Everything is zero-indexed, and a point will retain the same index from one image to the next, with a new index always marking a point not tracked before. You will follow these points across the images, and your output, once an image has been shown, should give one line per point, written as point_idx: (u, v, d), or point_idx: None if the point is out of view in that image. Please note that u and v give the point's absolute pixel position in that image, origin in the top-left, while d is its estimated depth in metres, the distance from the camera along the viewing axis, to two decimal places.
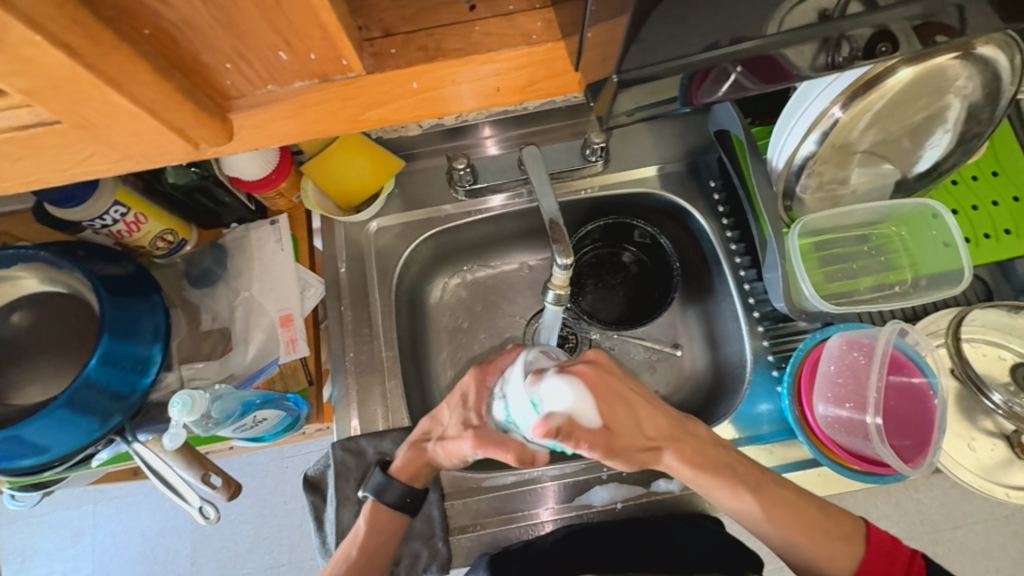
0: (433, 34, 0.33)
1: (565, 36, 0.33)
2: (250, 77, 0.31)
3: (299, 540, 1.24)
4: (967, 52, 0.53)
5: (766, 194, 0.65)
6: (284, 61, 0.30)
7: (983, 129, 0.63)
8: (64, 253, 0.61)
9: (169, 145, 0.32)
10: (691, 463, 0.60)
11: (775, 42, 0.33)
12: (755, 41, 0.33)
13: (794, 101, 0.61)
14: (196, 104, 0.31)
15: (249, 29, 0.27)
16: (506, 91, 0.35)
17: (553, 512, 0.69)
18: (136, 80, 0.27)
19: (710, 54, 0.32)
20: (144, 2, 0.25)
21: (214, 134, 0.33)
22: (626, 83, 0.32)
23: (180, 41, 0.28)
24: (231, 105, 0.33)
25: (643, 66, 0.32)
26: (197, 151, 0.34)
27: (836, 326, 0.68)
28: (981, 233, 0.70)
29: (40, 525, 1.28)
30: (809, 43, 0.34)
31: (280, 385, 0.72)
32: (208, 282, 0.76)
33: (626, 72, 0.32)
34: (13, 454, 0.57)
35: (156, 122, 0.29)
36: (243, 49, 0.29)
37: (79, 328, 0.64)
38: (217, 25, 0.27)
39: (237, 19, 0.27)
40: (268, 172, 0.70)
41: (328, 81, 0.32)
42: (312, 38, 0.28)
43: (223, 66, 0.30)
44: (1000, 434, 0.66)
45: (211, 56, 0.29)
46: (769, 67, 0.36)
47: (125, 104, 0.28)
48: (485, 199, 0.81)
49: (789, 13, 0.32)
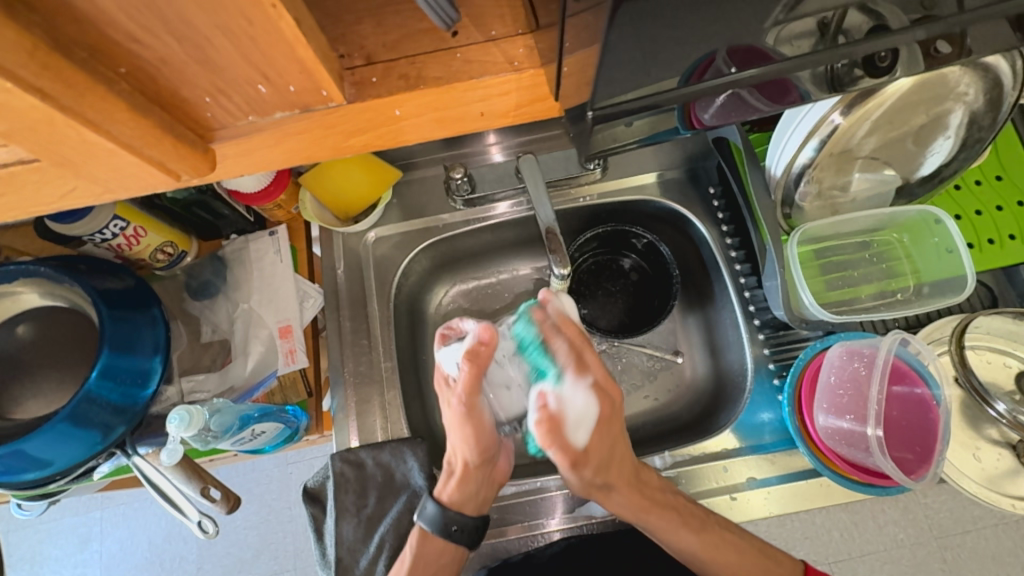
0: (415, 62, 0.32)
1: (544, 63, 0.32)
2: (230, 109, 0.31)
3: (304, 545, 1.25)
4: (972, 61, 0.52)
5: (764, 203, 0.65)
6: (263, 93, 0.30)
7: (984, 135, 0.61)
8: (65, 268, 0.62)
9: (152, 178, 0.32)
10: (637, 505, 0.60)
11: (787, 66, 0.34)
12: (758, 67, 0.34)
13: (790, 112, 0.61)
14: (177, 138, 0.31)
15: (226, 64, 0.27)
16: (491, 116, 0.35)
17: (558, 522, 0.68)
18: (114, 118, 0.27)
19: (701, 81, 0.34)
20: (117, 41, 0.25)
21: (197, 166, 0.33)
22: (602, 118, 0.34)
23: (157, 77, 0.28)
24: (214, 136, 0.33)
25: (617, 104, 0.33)
26: (180, 182, 0.34)
27: (837, 335, 0.67)
28: (985, 238, 0.69)
29: (48, 532, 1.29)
30: (814, 67, 0.35)
31: (279, 398, 0.72)
32: (209, 293, 0.76)
33: (600, 108, 0.33)
34: (15, 468, 0.58)
35: (135, 157, 0.30)
36: (221, 84, 0.29)
37: (78, 343, 0.64)
38: (193, 61, 0.27)
39: (212, 56, 0.27)
40: (267, 185, 0.71)
41: (309, 111, 0.32)
42: (290, 71, 0.28)
43: (203, 100, 0.30)
44: (1006, 443, 0.64)
45: (190, 91, 0.29)
46: (778, 87, 0.37)
47: (103, 141, 0.28)
48: (489, 207, 0.81)
49: (791, 22, 0.31)
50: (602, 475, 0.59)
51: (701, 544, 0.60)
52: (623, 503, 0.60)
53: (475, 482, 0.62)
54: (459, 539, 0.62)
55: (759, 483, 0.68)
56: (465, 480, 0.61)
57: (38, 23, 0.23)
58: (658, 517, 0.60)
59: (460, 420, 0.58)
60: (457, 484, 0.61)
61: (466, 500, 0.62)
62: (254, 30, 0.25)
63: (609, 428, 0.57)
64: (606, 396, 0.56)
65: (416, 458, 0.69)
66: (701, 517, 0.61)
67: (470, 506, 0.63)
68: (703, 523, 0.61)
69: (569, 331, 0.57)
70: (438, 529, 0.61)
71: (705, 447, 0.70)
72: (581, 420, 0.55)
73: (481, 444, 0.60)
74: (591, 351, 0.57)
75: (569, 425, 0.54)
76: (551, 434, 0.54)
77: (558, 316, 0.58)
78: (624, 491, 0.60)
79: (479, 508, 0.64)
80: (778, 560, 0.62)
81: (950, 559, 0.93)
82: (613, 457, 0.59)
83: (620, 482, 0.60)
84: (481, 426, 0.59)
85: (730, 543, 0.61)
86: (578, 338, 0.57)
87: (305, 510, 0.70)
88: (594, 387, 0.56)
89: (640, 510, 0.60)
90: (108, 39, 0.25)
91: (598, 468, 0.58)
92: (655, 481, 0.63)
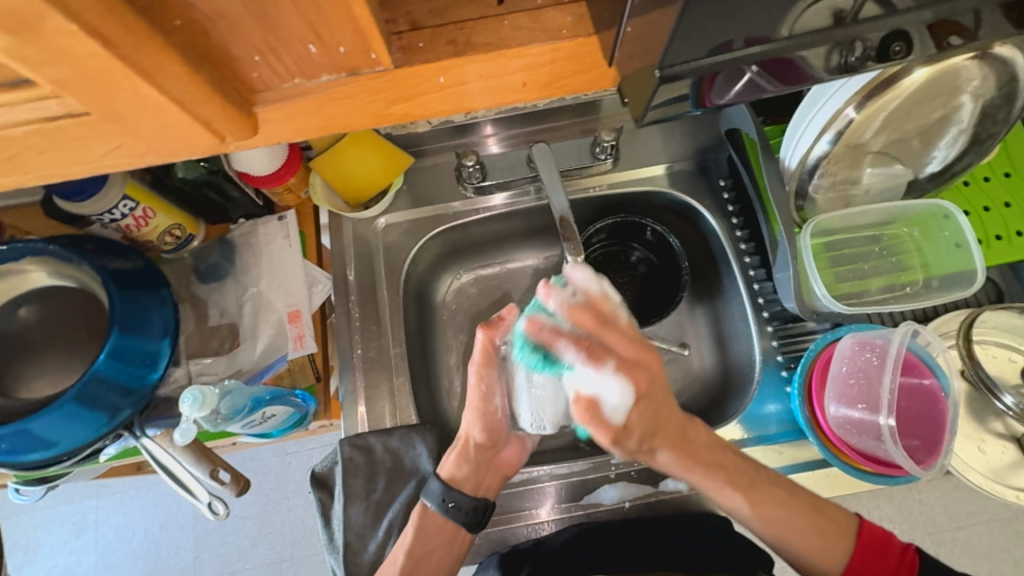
0: (463, 28, 0.32)
1: (599, 31, 0.32)
2: (278, 70, 0.31)
3: (302, 535, 1.24)
4: (984, 52, 0.52)
5: (779, 193, 0.65)
6: (313, 54, 0.30)
7: (997, 130, 0.63)
8: (72, 247, 0.61)
9: (196, 138, 0.32)
10: (685, 464, 0.62)
11: (795, 43, 0.33)
12: (768, 44, 0.33)
13: (809, 100, 0.61)
14: (224, 98, 0.30)
15: (282, 21, 0.27)
16: (532, 87, 0.34)
17: (555, 511, 0.69)
18: (167, 71, 0.27)
19: (723, 55, 0.32)
20: None
21: (240, 128, 0.33)
22: (670, 78, 0.32)
23: (211, 33, 0.27)
24: (257, 98, 0.33)
25: (687, 61, 0.31)
26: (222, 144, 0.34)
27: (847, 326, 0.68)
28: (993, 234, 0.69)
29: (43, 519, 1.28)
30: (823, 47, 0.34)
31: (288, 382, 0.71)
32: (217, 276, 0.76)
33: (668, 67, 0.31)
34: (20, 447, 0.57)
35: (185, 114, 0.29)
36: (273, 42, 0.29)
37: (89, 323, 0.64)
38: (249, 16, 0.27)
39: (270, 11, 0.26)
40: (277, 168, 0.70)
41: (355, 74, 0.32)
42: (343, 30, 0.28)
43: (252, 59, 0.30)
44: (1010, 436, 0.65)
45: (241, 49, 0.29)
46: (786, 69, 0.36)
47: (155, 95, 0.27)
48: (488, 197, 0.81)
49: (802, 13, 0.32)
50: (649, 435, 0.59)
51: (748, 503, 0.62)
52: (669, 459, 0.62)
53: (474, 462, 0.65)
54: (456, 516, 0.63)
55: None
56: (465, 457, 0.65)
57: None
58: (698, 470, 0.62)
59: (477, 393, 0.62)
60: (456, 459, 0.64)
61: (465, 478, 0.65)
62: None
63: (651, 391, 0.57)
64: (638, 364, 0.56)
65: (425, 443, 0.69)
66: (753, 477, 0.62)
67: (468, 486, 0.65)
68: (749, 481, 0.62)
69: (581, 321, 0.56)
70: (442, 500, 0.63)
71: None
72: (616, 403, 0.54)
73: (488, 423, 0.64)
74: (610, 330, 0.56)
75: (605, 406, 0.54)
76: (593, 419, 0.54)
77: (562, 309, 0.57)
78: (672, 452, 0.62)
79: (477, 492, 0.65)
80: (832, 515, 0.62)
81: (947, 556, 0.94)
82: (658, 416, 0.59)
83: (665, 441, 0.61)
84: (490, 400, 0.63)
85: (780, 498, 0.62)
86: (592, 326, 0.56)
87: (313, 494, 0.70)
88: (619, 369, 0.54)
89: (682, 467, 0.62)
90: None
91: (645, 428, 0.58)
92: (703, 438, 0.63)
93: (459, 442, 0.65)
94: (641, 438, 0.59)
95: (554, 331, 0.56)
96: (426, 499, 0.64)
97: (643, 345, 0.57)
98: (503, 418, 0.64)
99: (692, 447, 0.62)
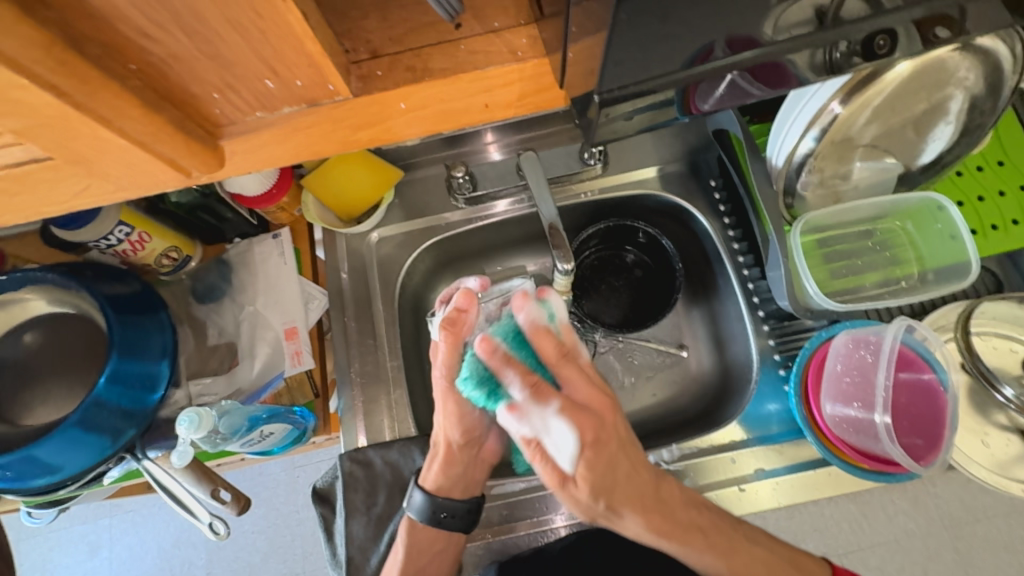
0: (420, 54, 0.33)
1: (550, 52, 0.32)
2: (239, 105, 0.32)
3: (312, 549, 1.25)
4: (968, 43, 0.51)
5: (766, 192, 0.66)
6: (271, 88, 0.30)
7: (985, 119, 0.62)
8: (71, 274, 0.62)
9: (161, 175, 0.33)
10: (658, 531, 0.55)
11: (780, 48, 0.33)
12: (757, 49, 0.33)
13: (790, 100, 0.61)
14: (186, 134, 0.31)
15: (236, 60, 0.28)
16: (496, 107, 0.35)
17: (566, 518, 0.68)
18: (126, 115, 0.28)
19: (704, 62, 0.33)
20: (128, 38, 0.26)
21: (206, 162, 0.33)
22: (609, 101, 0.33)
23: (167, 73, 0.28)
24: (222, 132, 0.34)
25: (626, 85, 0.33)
26: (190, 178, 0.34)
27: (841, 323, 0.68)
28: (989, 224, 0.69)
29: (59, 540, 1.30)
30: (807, 51, 0.35)
31: (286, 399, 0.73)
32: (215, 297, 0.77)
33: (608, 91, 0.32)
34: (26, 474, 0.58)
35: (148, 154, 0.30)
36: (230, 80, 0.29)
37: (87, 349, 0.65)
38: (202, 56, 0.27)
39: (222, 50, 0.27)
40: (268, 188, 0.71)
41: (316, 105, 0.32)
42: (298, 65, 0.29)
43: (211, 96, 0.30)
44: (1014, 429, 0.64)
45: (199, 87, 0.30)
46: (773, 72, 0.36)
47: (115, 138, 0.28)
48: (489, 205, 0.81)
49: (786, 11, 0.31)
50: (611, 499, 0.53)
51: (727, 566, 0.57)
52: (640, 529, 0.55)
53: (460, 463, 0.64)
54: (451, 524, 0.63)
55: (767, 474, 0.67)
56: (448, 468, 0.63)
57: (53, 22, 0.24)
58: (678, 545, 0.56)
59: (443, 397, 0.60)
60: (441, 467, 0.63)
61: (451, 485, 0.64)
62: (263, 24, 0.26)
63: (599, 457, 0.50)
64: (582, 417, 0.50)
65: (424, 455, 0.69)
66: (727, 538, 0.58)
67: (457, 491, 0.64)
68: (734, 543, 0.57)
69: (544, 349, 0.53)
70: (429, 518, 0.63)
71: (709, 440, 0.70)
72: (563, 450, 0.49)
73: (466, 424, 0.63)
74: (568, 367, 0.53)
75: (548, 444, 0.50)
76: (539, 455, 0.51)
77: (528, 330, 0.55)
78: (638, 513, 0.54)
79: (467, 493, 0.65)
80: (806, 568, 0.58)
81: (964, 550, 0.92)
82: (618, 477, 0.52)
83: (631, 503, 0.54)
84: (464, 405, 0.61)
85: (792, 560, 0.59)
86: (554, 360, 0.53)
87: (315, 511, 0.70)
88: (563, 410, 0.49)
89: (645, 538, 0.56)
90: (119, 35, 0.25)
91: (593, 489, 0.51)
92: (680, 499, 0.58)
93: (440, 449, 0.63)
94: (594, 497, 0.52)
95: (505, 359, 0.53)
96: (411, 511, 0.64)
97: (601, 390, 0.53)
98: (483, 414, 0.64)
99: (668, 508, 0.56)
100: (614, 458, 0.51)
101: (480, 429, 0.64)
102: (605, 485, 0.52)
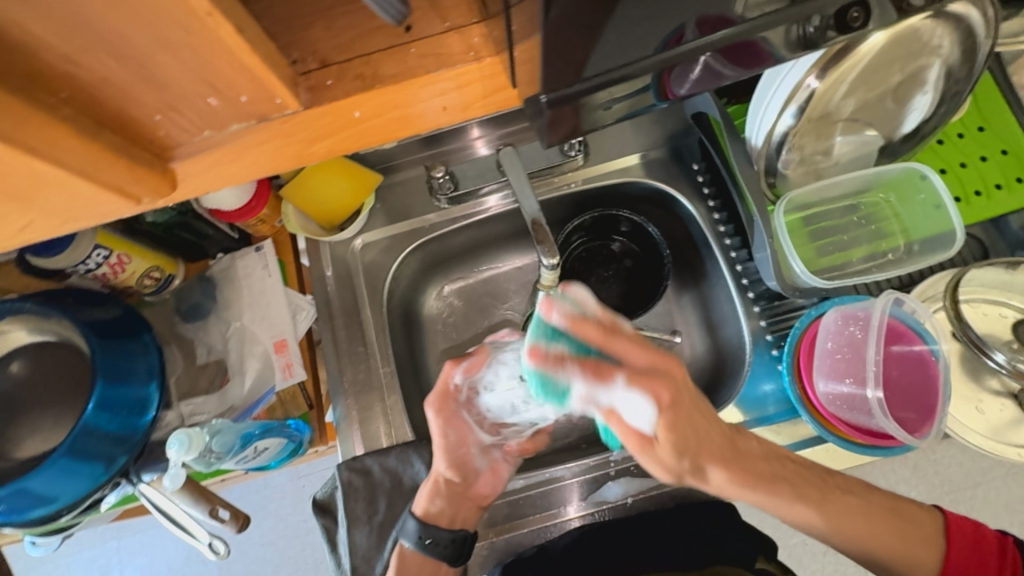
0: (369, 61, 0.32)
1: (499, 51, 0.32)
2: (184, 125, 0.32)
3: (323, 557, 1.25)
4: (940, 10, 0.50)
5: (747, 173, 0.65)
6: (215, 106, 0.30)
7: (962, 87, 0.61)
8: (52, 303, 0.62)
9: (110, 201, 0.33)
10: (740, 482, 0.54)
11: (753, 26, 0.32)
12: (734, 27, 0.32)
13: (766, 80, 0.61)
14: (128, 157, 0.31)
15: (172, 80, 0.28)
16: (453, 110, 0.34)
17: (580, 508, 0.68)
18: (59, 145, 0.28)
19: (678, 46, 0.32)
20: (56, 65, 0.26)
21: (157, 186, 0.34)
22: (557, 100, 0.33)
23: (101, 98, 0.29)
24: (170, 155, 0.34)
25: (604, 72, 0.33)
26: (139, 205, 0.35)
27: (831, 300, 0.66)
28: (972, 190, 0.69)
29: (66, 567, 1.29)
30: (783, 27, 0.33)
31: (280, 413, 0.72)
32: (200, 315, 0.76)
33: (553, 91, 0.33)
34: (20, 506, 0.57)
35: (90, 182, 0.31)
36: (170, 101, 0.29)
37: (73, 376, 0.64)
38: (135, 79, 0.27)
39: (154, 70, 0.27)
40: (247, 201, 0.71)
41: (265, 120, 0.32)
42: (239, 81, 0.29)
43: (153, 118, 0.31)
44: (1007, 393, 0.65)
45: (138, 110, 0.30)
46: (746, 51, 0.35)
47: (52, 169, 0.29)
48: (479, 200, 0.80)
49: None
50: (693, 454, 0.51)
51: (822, 515, 0.54)
52: (722, 480, 0.54)
53: (447, 496, 0.63)
54: (435, 552, 0.61)
55: None
56: (437, 495, 0.63)
57: None
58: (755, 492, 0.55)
59: (440, 429, 0.61)
60: (429, 493, 0.63)
61: (440, 512, 0.63)
62: (193, 43, 0.25)
63: (674, 402, 0.49)
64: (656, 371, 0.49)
65: (422, 459, 0.69)
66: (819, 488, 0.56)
67: (444, 520, 0.63)
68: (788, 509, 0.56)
69: (589, 335, 0.48)
70: (421, 545, 0.61)
71: None
72: (642, 418, 0.49)
73: (455, 458, 0.63)
74: (621, 342, 0.49)
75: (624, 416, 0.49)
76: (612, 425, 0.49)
77: (566, 325, 0.49)
78: (720, 466, 0.53)
79: (453, 524, 0.63)
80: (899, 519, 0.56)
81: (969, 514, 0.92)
82: (698, 434, 0.51)
83: (709, 453, 0.53)
84: (451, 435, 0.62)
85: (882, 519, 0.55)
86: (600, 338, 0.49)
87: (317, 521, 0.70)
88: (634, 381, 0.47)
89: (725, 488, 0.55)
90: (46, 63, 0.26)
91: (678, 446, 0.50)
92: (756, 451, 0.56)
93: (430, 479, 0.63)
94: (680, 457, 0.51)
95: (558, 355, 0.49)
96: (403, 539, 0.62)
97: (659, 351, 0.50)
98: (471, 452, 0.64)
99: (748, 459, 0.55)
100: (694, 408, 0.51)
101: (470, 468, 0.64)
102: (691, 435, 0.51)
